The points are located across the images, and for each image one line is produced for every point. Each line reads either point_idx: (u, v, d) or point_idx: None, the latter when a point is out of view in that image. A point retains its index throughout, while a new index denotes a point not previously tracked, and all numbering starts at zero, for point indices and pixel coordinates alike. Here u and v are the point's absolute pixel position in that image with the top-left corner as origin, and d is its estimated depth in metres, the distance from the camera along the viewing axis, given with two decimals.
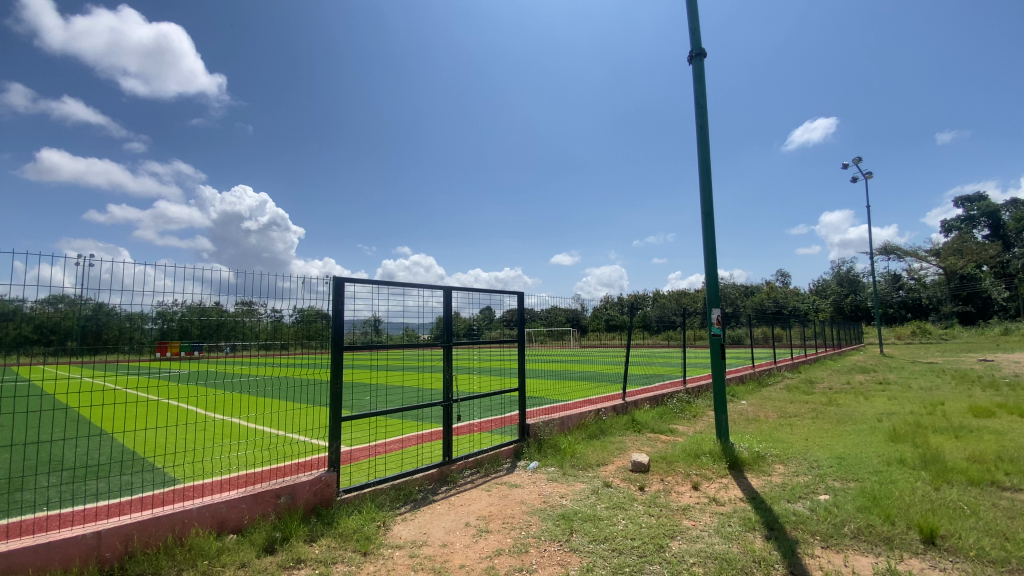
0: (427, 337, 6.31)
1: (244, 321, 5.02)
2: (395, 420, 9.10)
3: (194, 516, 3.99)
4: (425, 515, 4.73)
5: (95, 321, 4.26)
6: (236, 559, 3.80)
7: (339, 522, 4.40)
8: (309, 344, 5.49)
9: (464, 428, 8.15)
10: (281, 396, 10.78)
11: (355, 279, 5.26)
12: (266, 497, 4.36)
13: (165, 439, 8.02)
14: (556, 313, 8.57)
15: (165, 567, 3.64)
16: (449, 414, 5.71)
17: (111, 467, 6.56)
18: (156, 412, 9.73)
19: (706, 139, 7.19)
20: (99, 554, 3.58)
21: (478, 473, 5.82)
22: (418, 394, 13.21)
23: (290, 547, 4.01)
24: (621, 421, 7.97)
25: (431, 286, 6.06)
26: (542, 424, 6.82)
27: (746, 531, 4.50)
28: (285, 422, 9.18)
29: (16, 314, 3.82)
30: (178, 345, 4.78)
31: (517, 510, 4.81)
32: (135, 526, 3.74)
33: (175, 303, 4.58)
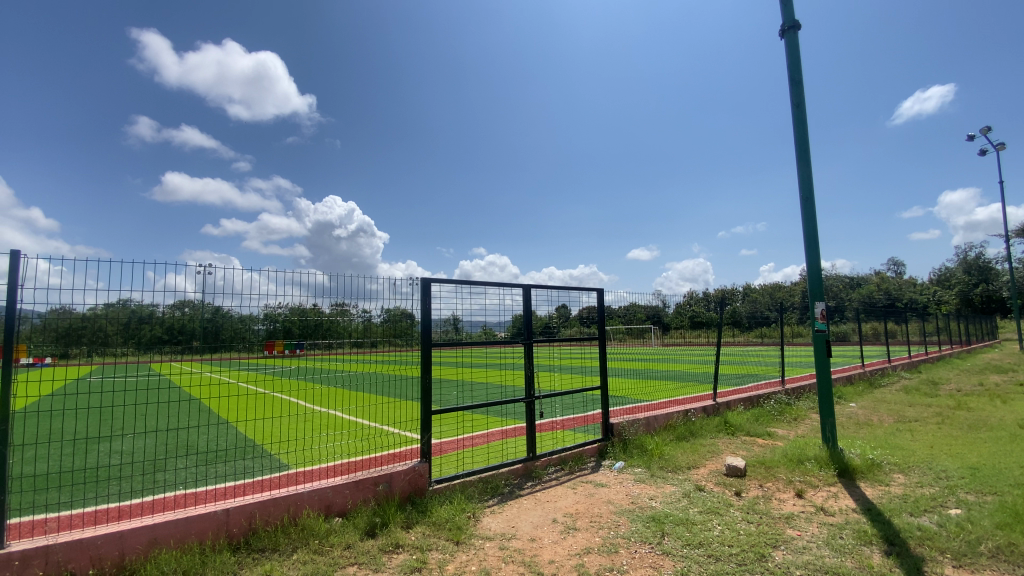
0: (504, 334, 6.39)
1: (338, 321, 5.41)
2: (480, 416, 9.34)
3: (305, 498, 4.36)
4: (513, 509, 4.80)
5: (214, 323, 4.77)
6: (342, 540, 4.11)
7: (432, 511, 4.60)
8: (396, 342, 5.80)
9: (548, 426, 8.16)
10: (373, 391, 11.48)
11: (439, 279, 5.49)
12: (366, 484, 4.65)
13: (276, 429, 8.87)
14: (637, 310, 8.33)
15: (282, 544, 4.03)
16: (532, 411, 5.73)
17: (233, 452, 7.35)
18: (267, 405, 10.79)
19: (803, 118, 6.63)
20: (228, 529, 4.03)
21: (562, 471, 5.81)
22: (500, 392, 13.46)
23: (389, 533, 4.26)
24: (712, 422, 7.57)
25: (509, 285, 6.17)
26: (627, 424, 6.63)
27: (861, 545, 4.09)
28: (378, 415, 9.79)
29: (151, 317, 4.38)
30: (282, 344, 5.24)
31: (605, 510, 4.74)
32: (257, 505, 4.16)
33: (279, 304, 5.03)
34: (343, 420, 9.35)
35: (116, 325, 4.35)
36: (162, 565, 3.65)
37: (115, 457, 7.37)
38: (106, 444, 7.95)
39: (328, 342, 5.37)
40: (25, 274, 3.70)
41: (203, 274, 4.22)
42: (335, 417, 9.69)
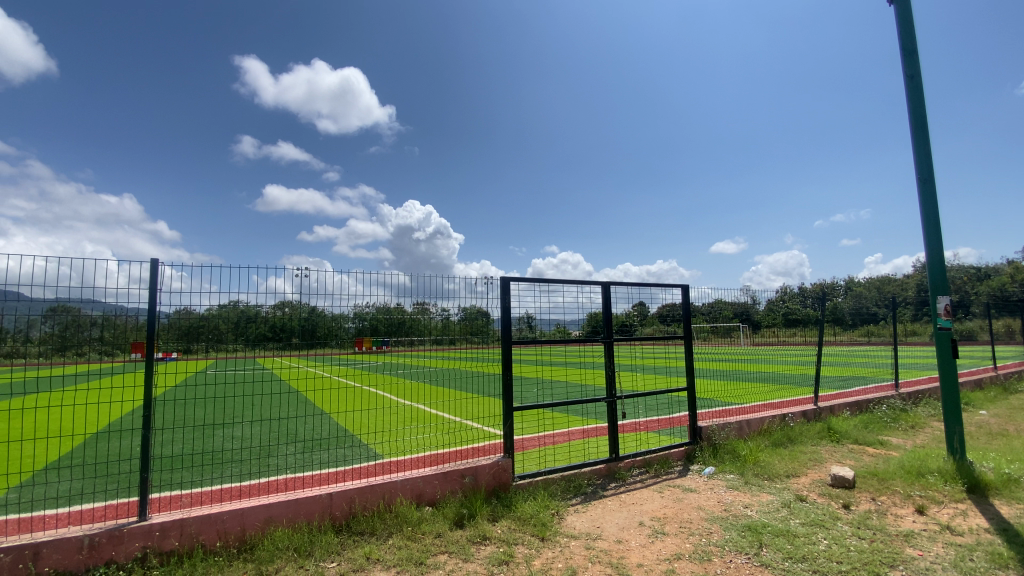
0: (579, 333, 6.32)
1: (420, 319, 5.65)
2: (560, 414, 9.35)
3: (398, 487, 4.60)
4: (597, 509, 4.75)
5: (311, 321, 5.16)
6: (433, 529, 4.30)
7: (517, 506, 4.67)
8: (473, 340, 5.96)
9: (630, 427, 7.98)
10: (454, 387, 11.88)
11: (518, 278, 5.55)
12: (453, 476, 4.82)
13: (367, 420, 9.47)
14: (723, 307, 7.90)
15: (379, 529, 4.29)
16: (614, 411, 5.62)
17: (330, 441, 7.93)
18: (359, 397, 11.55)
19: (918, 90, 5.93)
20: (332, 512, 4.35)
21: (647, 473, 5.65)
22: (579, 391, 13.36)
23: (476, 524, 4.39)
24: (814, 429, 6.99)
25: (587, 283, 6.11)
26: (716, 427, 6.29)
27: (998, 569, 3.58)
28: (460, 409, 10.12)
29: (258, 316, 4.84)
30: (370, 340, 5.54)
31: (695, 516, 4.54)
32: (356, 490, 4.45)
33: (368, 304, 5.34)
34: (427, 414, 9.77)
35: (229, 323, 4.83)
36: (277, 541, 4.02)
37: (231, 442, 8.23)
38: (224, 430, 8.90)
39: (411, 339, 5.63)
40: (156, 278, 4.22)
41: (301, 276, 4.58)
42: (420, 410, 10.15)
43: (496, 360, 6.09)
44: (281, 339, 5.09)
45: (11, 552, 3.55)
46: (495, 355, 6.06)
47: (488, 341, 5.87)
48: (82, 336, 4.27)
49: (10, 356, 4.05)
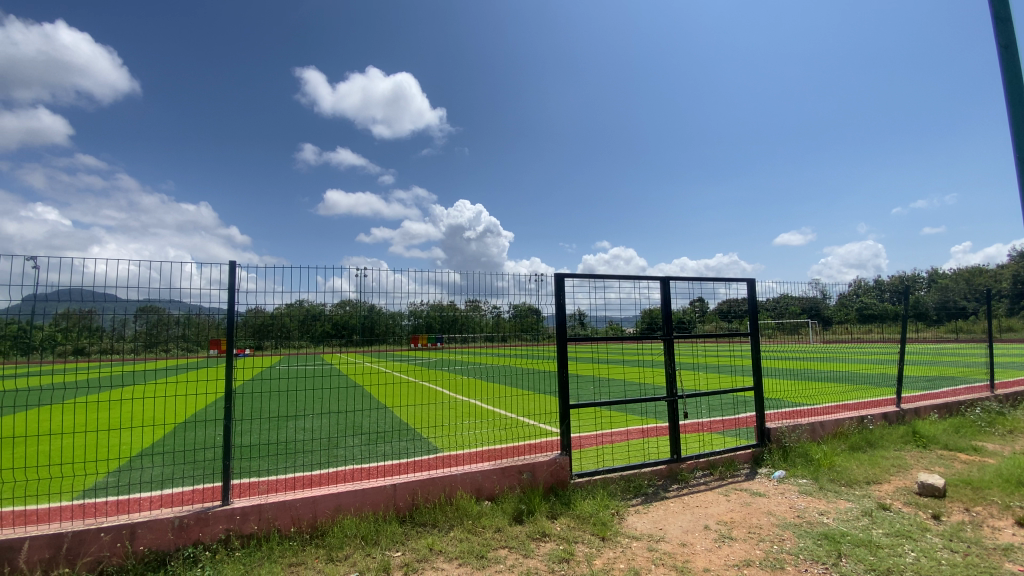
0: (633, 330, 6.18)
1: (472, 315, 5.73)
2: (617, 413, 9.19)
3: (458, 481, 4.69)
4: (659, 511, 4.63)
5: (371, 319, 5.33)
6: (493, 523, 4.35)
7: (576, 504, 4.64)
8: (524, 336, 5.96)
9: (692, 428, 7.72)
10: (508, 384, 11.98)
11: (572, 274, 5.50)
12: (511, 472, 4.86)
13: (425, 415, 9.74)
14: (790, 303, 7.48)
15: (441, 521, 4.40)
16: (675, 411, 5.44)
17: (391, 434, 8.21)
18: (416, 392, 11.90)
19: (1014, 58, 5.35)
20: (396, 502, 4.50)
21: (711, 475, 5.45)
22: (635, 389, 13.10)
23: (536, 521, 4.40)
24: (896, 432, 6.48)
25: (642, 278, 5.96)
26: (786, 429, 5.96)
27: None
28: (515, 406, 10.21)
29: (321, 314, 5.05)
30: (426, 336, 5.70)
31: (765, 521, 4.33)
32: (418, 482, 4.58)
33: (422, 301, 5.47)
34: (483, 410, 9.90)
35: (295, 321, 5.10)
36: (347, 529, 4.20)
37: (300, 433, 8.70)
38: (293, 422, 9.42)
39: (464, 336, 5.73)
40: (235, 279, 4.52)
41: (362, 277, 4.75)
42: (476, 406, 10.30)
43: (549, 357, 6.07)
44: (343, 336, 5.29)
45: (112, 531, 3.92)
46: (548, 351, 6.04)
47: (540, 338, 5.88)
48: (167, 333, 4.65)
49: (109, 351, 4.51)
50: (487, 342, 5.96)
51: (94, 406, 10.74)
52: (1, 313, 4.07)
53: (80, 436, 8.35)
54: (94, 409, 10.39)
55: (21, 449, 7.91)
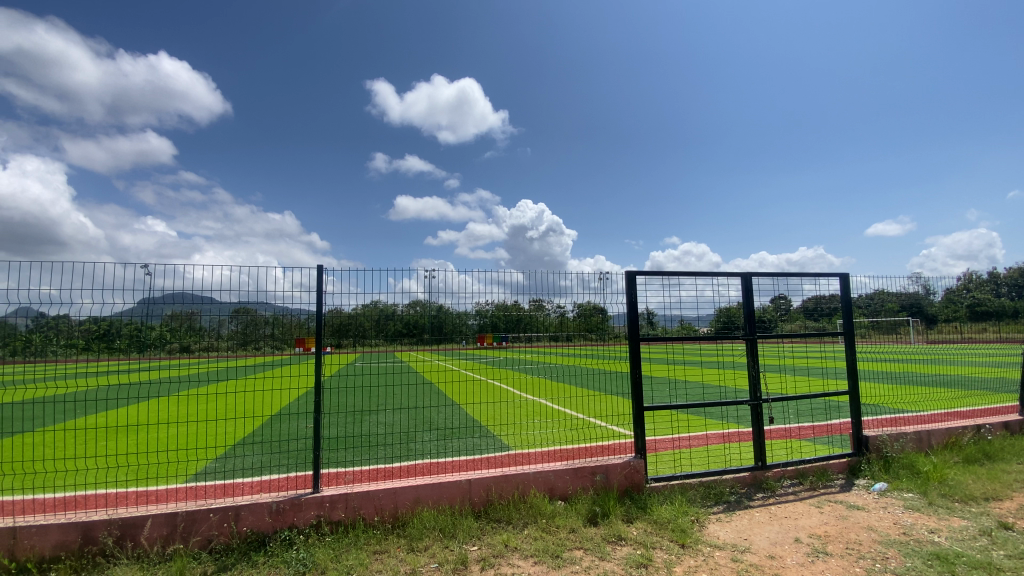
0: (707, 330, 5.90)
1: (537, 315, 5.72)
2: (694, 416, 8.84)
3: (531, 479, 4.73)
4: (743, 520, 4.41)
5: (439, 318, 5.50)
6: (567, 523, 4.34)
7: (652, 508, 4.52)
8: (589, 336, 5.89)
9: (778, 434, 7.28)
10: (576, 384, 11.90)
11: (645, 272, 5.37)
12: (584, 472, 4.82)
13: (495, 413, 9.90)
14: (886, 300, 6.84)
15: (515, 518, 4.45)
16: (759, 415, 5.15)
17: (462, 430, 8.43)
18: (485, 390, 12.13)
19: None
20: (472, 497, 4.62)
21: (801, 485, 5.10)
22: (712, 393, 12.53)
23: (611, 524, 4.34)
24: (1021, 444, 5.73)
25: (717, 275, 5.71)
26: (887, 438, 5.46)
27: None
28: (584, 406, 10.13)
29: (394, 314, 5.28)
30: (491, 336, 5.80)
31: (865, 537, 3.99)
32: (492, 479, 4.67)
33: (487, 301, 5.56)
34: (551, 409, 9.89)
35: (370, 321, 5.32)
36: (426, 521, 4.37)
37: (377, 427, 9.16)
38: (369, 417, 9.91)
39: (528, 335, 5.76)
40: (321, 281, 4.83)
41: (430, 278, 4.91)
42: (544, 405, 10.32)
43: (617, 357, 5.95)
44: (414, 335, 5.48)
45: (220, 512, 4.32)
46: (617, 351, 5.92)
47: (606, 338, 5.79)
48: (259, 332, 5.05)
49: (209, 349, 4.97)
50: (552, 342, 5.98)
51: (197, 399, 11.91)
52: (121, 316, 4.59)
53: (186, 426, 9.25)
54: (198, 402, 11.47)
55: (141, 435, 8.93)
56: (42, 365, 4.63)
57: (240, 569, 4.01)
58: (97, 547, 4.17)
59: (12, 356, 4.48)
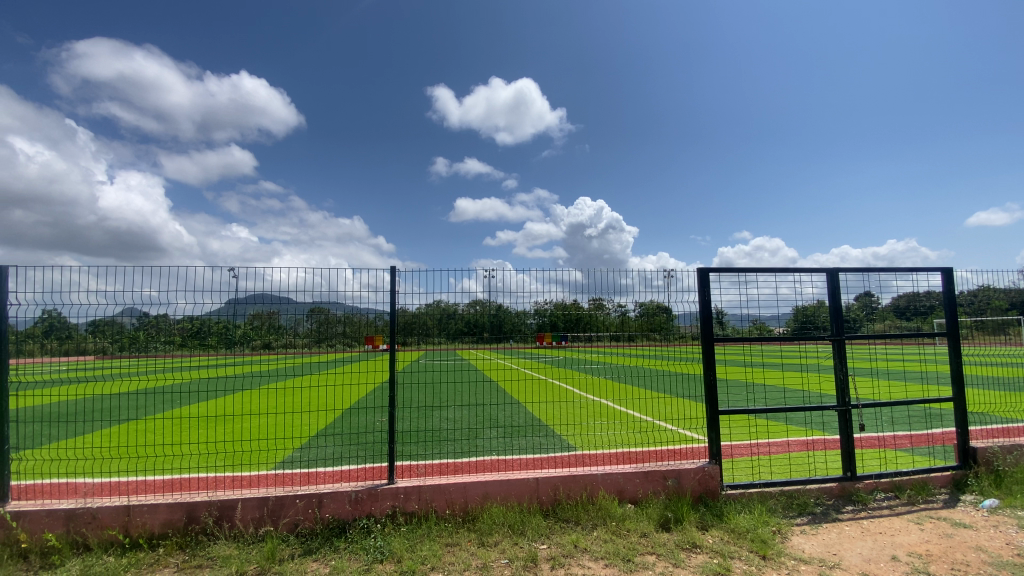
0: (782, 330, 5.58)
1: (597, 315, 5.66)
2: (774, 422, 8.34)
3: (600, 481, 4.67)
4: (831, 534, 4.12)
5: (498, 317, 5.59)
6: (638, 528, 4.25)
7: (729, 517, 4.34)
8: (653, 336, 5.69)
9: (868, 443, 6.75)
10: (641, 386, 11.63)
11: (721, 269, 5.15)
12: (655, 477, 4.71)
13: (557, 412, 9.90)
14: (993, 297, 6.14)
15: (584, 519, 4.42)
16: (848, 422, 4.79)
17: (526, 428, 8.49)
18: (546, 390, 12.15)
19: None
20: (540, 496, 4.64)
21: (897, 499, 4.70)
22: (791, 397, 11.79)
23: (685, 530, 4.20)
24: None
25: (794, 272, 5.39)
26: (999, 451, 4.91)
27: None
28: (650, 408, 9.87)
29: (456, 314, 5.43)
30: (550, 335, 5.81)
31: (973, 558, 3.61)
32: (560, 478, 4.66)
33: (546, 300, 5.58)
34: (615, 410, 9.73)
35: (434, 319, 5.46)
36: (496, 516, 4.44)
37: (443, 422, 9.42)
38: (435, 413, 10.21)
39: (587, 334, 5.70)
40: (392, 280, 5.03)
41: (490, 277, 4.99)
42: (608, 406, 10.18)
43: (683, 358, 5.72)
44: (475, 333, 5.58)
45: (305, 498, 4.62)
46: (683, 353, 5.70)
47: (671, 338, 5.63)
48: (332, 331, 5.33)
49: (288, 346, 5.30)
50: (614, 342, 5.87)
51: (276, 392, 12.75)
52: (211, 315, 5.01)
53: (268, 417, 9.94)
54: (277, 396, 12.28)
55: (231, 425, 9.73)
56: (147, 359, 5.15)
57: (324, 553, 4.27)
58: (199, 525, 4.59)
59: (122, 351, 5.00)
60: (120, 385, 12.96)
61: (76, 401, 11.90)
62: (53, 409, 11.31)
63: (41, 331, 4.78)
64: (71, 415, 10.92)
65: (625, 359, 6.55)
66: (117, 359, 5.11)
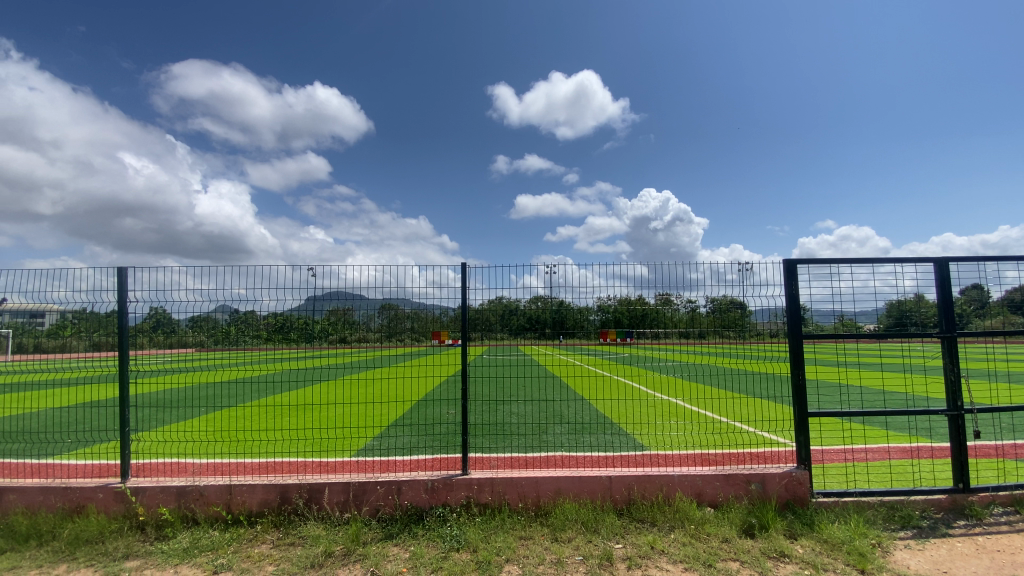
0: (873, 327, 5.07)
1: (664, 311, 5.48)
2: (869, 427, 7.68)
3: (676, 482, 4.52)
4: (940, 550, 3.74)
5: (560, 313, 5.57)
6: (720, 532, 4.07)
7: (821, 526, 4.05)
8: (727, 334, 5.44)
9: (983, 453, 6.05)
10: (715, 385, 11.16)
11: (809, 259, 4.81)
12: (737, 480, 4.49)
13: (627, 410, 9.72)
14: None
15: (661, 521, 4.30)
16: (962, 429, 4.32)
17: (594, 426, 8.41)
18: (614, 387, 11.99)
19: None
20: (613, 495, 4.57)
21: (1019, 515, 4.18)
22: (889, 401, 10.78)
23: (771, 538, 3.97)
24: None
25: (887, 262, 4.95)
26: None
27: None
28: (726, 408, 9.44)
29: (517, 310, 5.47)
30: (614, 332, 5.64)
31: None
32: (634, 477, 4.57)
33: (609, 296, 5.49)
34: (688, 410, 9.40)
35: (496, 315, 5.52)
36: (569, 512, 4.42)
37: (510, 416, 9.53)
38: (502, 407, 10.37)
39: (655, 331, 5.49)
40: (461, 277, 5.14)
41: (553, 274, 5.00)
42: (680, 406, 9.85)
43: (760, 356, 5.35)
44: (537, 329, 5.60)
45: (385, 485, 4.85)
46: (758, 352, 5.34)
47: (746, 336, 5.36)
48: (402, 326, 5.55)
49: (362, 340, 5.57)
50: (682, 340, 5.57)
51: (352, 384, 13.48)
52: (294, 310, 5.38)
53: (346, 408, 10.52)
54: (353, 388, 12.98)
55: (312, 414, 10.41)
56: (239, 352, 5.60)
57: (404, 538, 4.45)
58: (291, 506, 4.95)
59: (217, 344, 5.47)
60: (218, 375, 14.25)
61: (181, 389, 13.23)
62: (164, 396, 12.67)
63: (150, 326, 5.29)
64: (178, 401, 12.17)
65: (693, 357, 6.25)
66: (214, 351, 5.59)
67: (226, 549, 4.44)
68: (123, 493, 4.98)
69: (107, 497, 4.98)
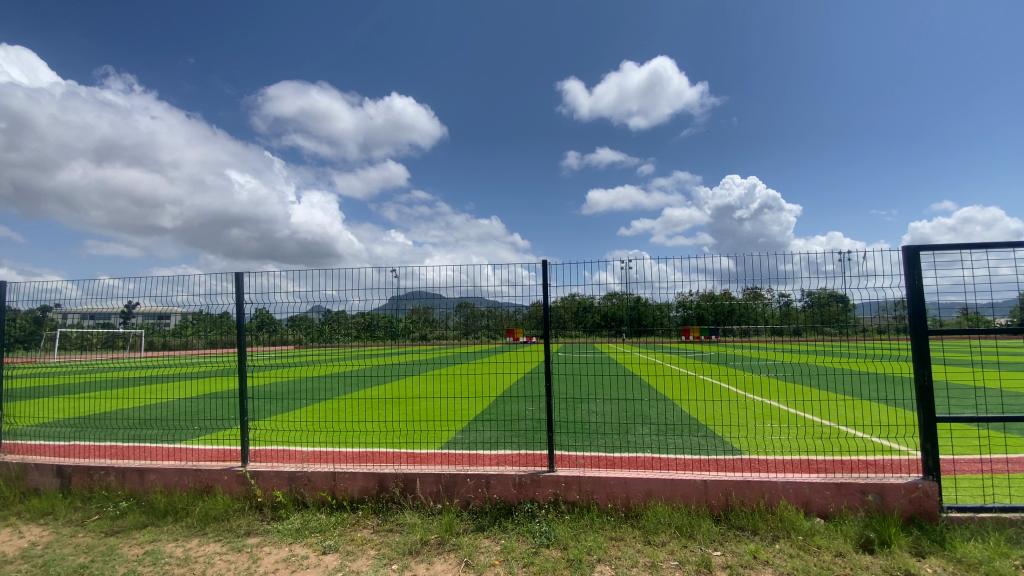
0: (1006, 322, 4.46)
1: (752, 306, 5.14)
2: (1010, 435, 6.72)
3: (780, 489, 4.24)
4: None
5: (637, 310, 5.35)
6: (832, 546, 3.76)
7: (955, 544, 3.61)
8: (824, 330, 4.97)
9: None
10: (814, 387, 10.34)
11: (934, 244, 4.32)
12: (851, 490, 4.11)
13: (716, 412, 9.26)
14: None
15: (763, 530, 4.05)
16: None
17: (680, 427, 8.11)
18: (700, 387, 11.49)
19: None
20: (708, 499, 4.38)
21: None
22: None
23: (894, 554, 3.60)
24: None
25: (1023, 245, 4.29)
26: None
27: None
28: (830, 411, 8.70)
29: (592, 307, 5.34)
30: (697, 329, 5.35)
31: None
32: (733, 483, 4.33)
33: (691, 291, 5.21)
34: (785, 413, 8.78)
35: (569, 313, 5.48)
36: (662, 515, 4.29)
37: (590, 415, 9.43)
38: (582, 405, 10.30)
39: (743, 328, 5.24)
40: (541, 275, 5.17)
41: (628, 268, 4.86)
42: (775, 408, 9.21)
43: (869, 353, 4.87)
44: (612, 326, 5.48)
45: (475, 478, 5.00)
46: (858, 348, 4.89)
47: (849, 332, 4.86)
48: (478, 323, 5.70)
49: (441, 337, 5.79)
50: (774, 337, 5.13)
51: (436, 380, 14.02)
52: (380, 309, 5.67)
53: (431, 403, 10.97)
54: (437, 383, 13.50)
55: (401, 408, 10.98)
56: (332, 350, 6.00)
57: (494, 531, 4.57)
58: (388, 494, 5.25)
59: (313, 340, 5.90)
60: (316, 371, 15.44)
61: (285, 383, 14.50)
62: (272, 388, 13.97)
63: (257, 325, 5.88)
64: (283, 394, 13.35)
65: (789, 355, 5.82)
66: (310, 348, 6.04)
67: (332, 532, 4.80)
68: (243, 476, 5.55)
69: (230, 480, 5.56)
